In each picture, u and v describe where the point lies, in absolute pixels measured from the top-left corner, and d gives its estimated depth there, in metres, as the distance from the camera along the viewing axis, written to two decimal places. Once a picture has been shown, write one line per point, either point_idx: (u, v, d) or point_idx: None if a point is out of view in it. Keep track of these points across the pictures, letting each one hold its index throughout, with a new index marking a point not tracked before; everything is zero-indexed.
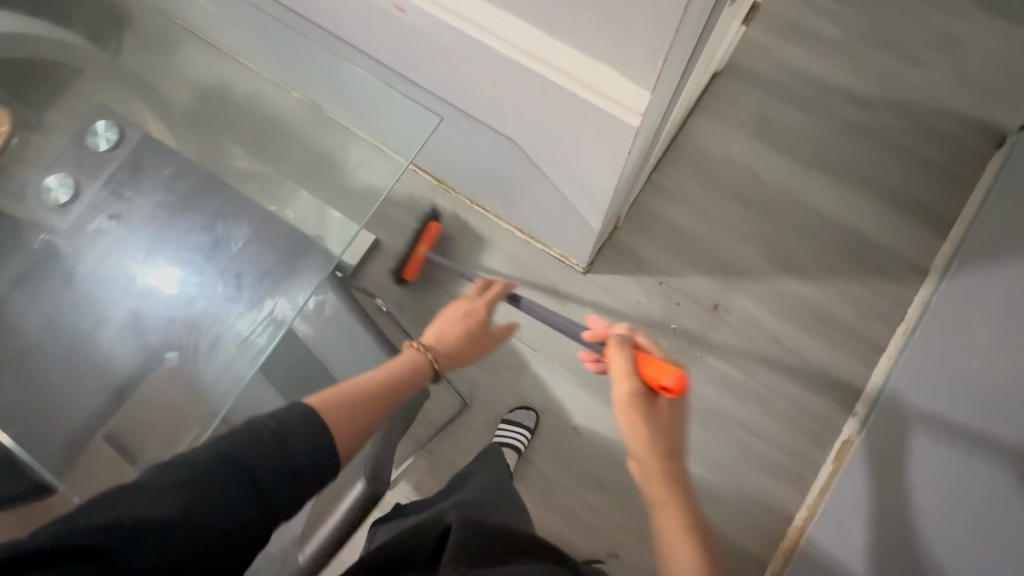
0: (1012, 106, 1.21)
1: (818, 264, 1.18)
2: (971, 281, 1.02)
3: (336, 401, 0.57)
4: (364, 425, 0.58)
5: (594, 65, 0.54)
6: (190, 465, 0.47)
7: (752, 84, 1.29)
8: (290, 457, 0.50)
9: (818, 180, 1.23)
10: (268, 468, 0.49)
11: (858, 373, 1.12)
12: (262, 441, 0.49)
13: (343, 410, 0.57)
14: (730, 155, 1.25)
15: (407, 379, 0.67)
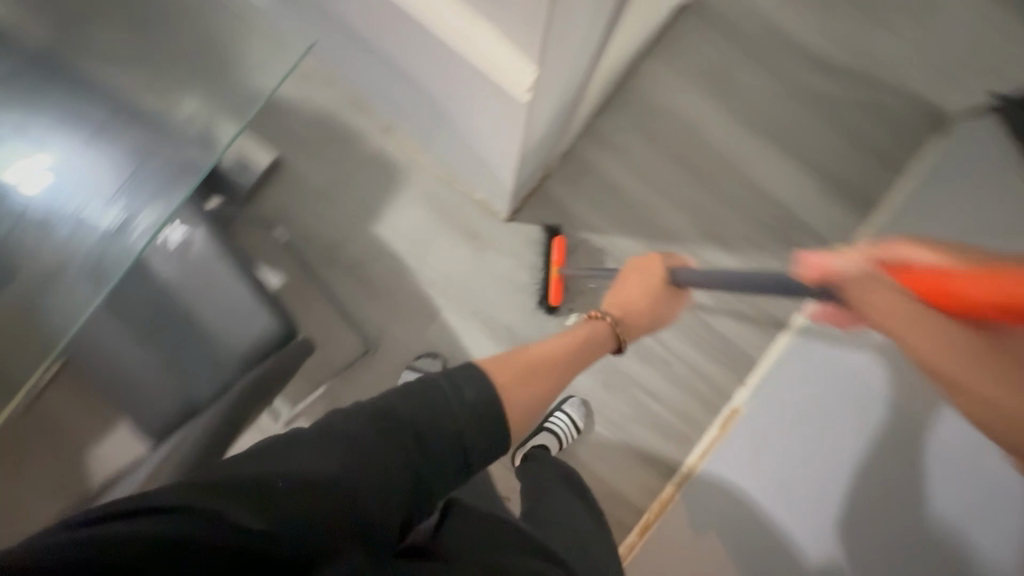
0: (961, 90, 1.18)
1: (742, 236, 1.16)
2: None
3: (525, 369, 0.62)
4: (547, 382, 0.64)
5: (472, 24, 0.56)
6: (357, 426, 0.47)
7: (714, 29, 1.18)
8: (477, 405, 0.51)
9: (760, 146, 1.17)
10: (453, 435, 0.49)
11: (758, 347, 1.16)
12: (441, 401, 0.50)
13: (527, 375, 0.62)
14: (679, 110, 1.17)
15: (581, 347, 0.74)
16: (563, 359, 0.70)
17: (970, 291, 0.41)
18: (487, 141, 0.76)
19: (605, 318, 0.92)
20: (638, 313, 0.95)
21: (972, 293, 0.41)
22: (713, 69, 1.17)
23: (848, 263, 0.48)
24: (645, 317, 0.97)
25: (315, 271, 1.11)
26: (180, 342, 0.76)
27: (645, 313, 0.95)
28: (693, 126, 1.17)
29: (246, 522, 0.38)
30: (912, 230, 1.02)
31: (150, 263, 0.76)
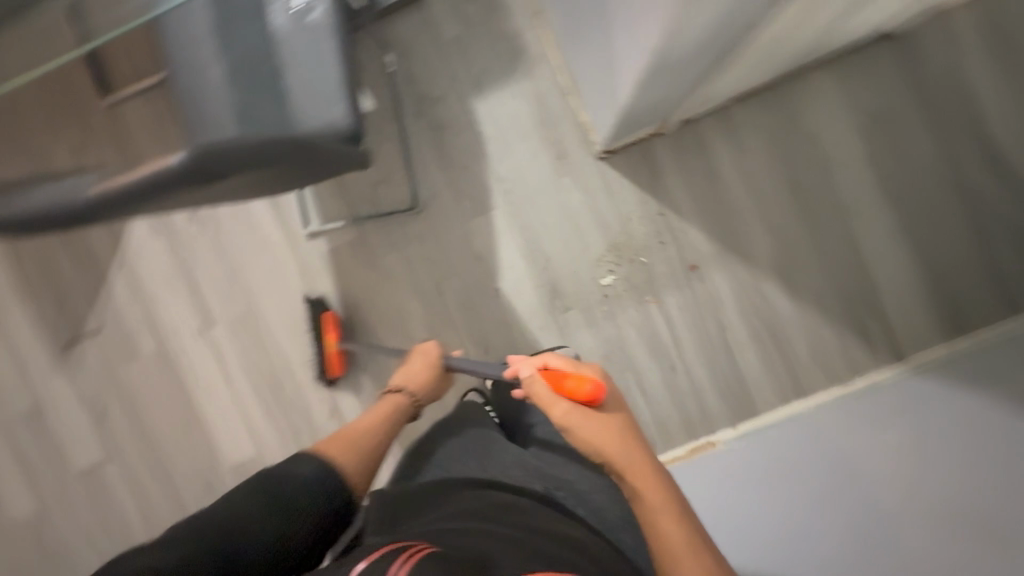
0: None
1: (814, 291, 1.08)
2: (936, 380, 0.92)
3: (357, 437, 0.74)
4: (367, 447, 0.73)
5: None
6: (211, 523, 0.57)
7: (905, 73, 1.06)
8: (308, 477, 0.65)
9: (883, 214, 1.07)
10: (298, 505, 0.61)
11: (767, 401, 1.09)
12: (284, 481, 0.63)
13: (354, 447, 0.72)
14: (822, 137, 1.07)
15: (388, 419, 0.79)
16: (379, 427, 0.77)
17: (576, 384, 0.62)
18: (625, 33, 0.62)
19: (394, 390, 0.83)
20: (430, 387, 0.84)
21: (569, 386, 0.62)
22: (880, 117, 1.07)
23: (525, 368, 0.67)
24: (429, 392, 0.85)
25: (402, 113, 1.10)
26: (258, 92, 0.77)
27: (434, 390, 0.85)
28: (826, 161, 1.07)
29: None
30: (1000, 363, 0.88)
31: (268, 11, 0.77)
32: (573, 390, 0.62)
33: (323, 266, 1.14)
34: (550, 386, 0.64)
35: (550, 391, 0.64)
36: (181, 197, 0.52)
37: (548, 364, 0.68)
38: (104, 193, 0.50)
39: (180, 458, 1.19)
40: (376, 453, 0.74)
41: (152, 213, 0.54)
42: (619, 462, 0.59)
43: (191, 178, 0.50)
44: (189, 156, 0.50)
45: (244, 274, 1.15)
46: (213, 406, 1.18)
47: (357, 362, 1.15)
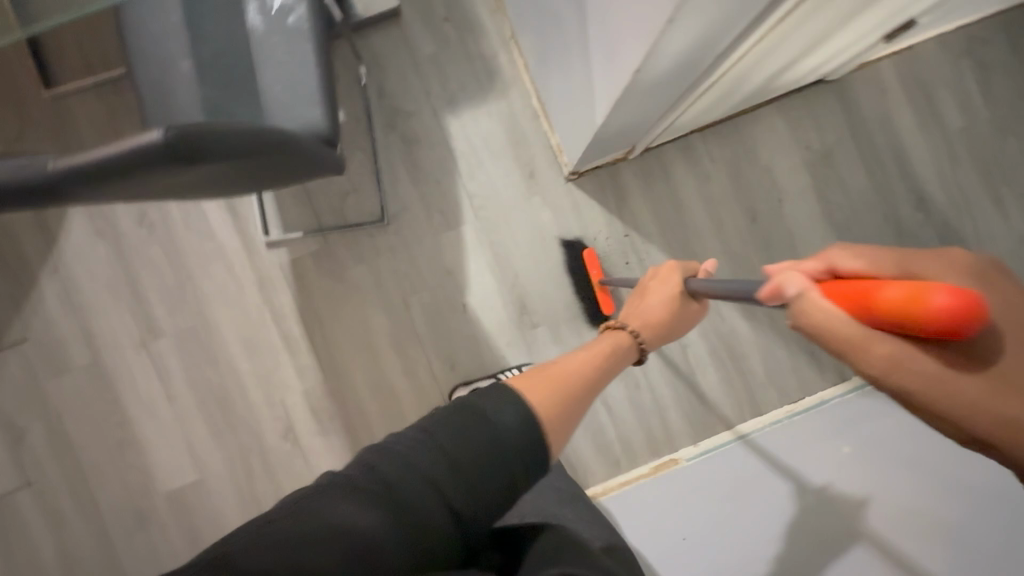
0: None
1: (768, 313, 1.14)
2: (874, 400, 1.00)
3: (564, 373, 0.54)
4: (577, 409, 0.52)
5: None
6: (394, 466, 0.42)
7: (844, 116, 1.16)
8: (507, 430, 0.45)
9: (828, 242, 1.15)
10: (485, 472, 0.43)
11: (726, 419, 1.13)
12: (475, 423, 0.45)
13: (562, 393, 0.51)
14: (773, 169, 1.15)
15: (617, 358, 0.61)
16: (594, 367, 0.58)
17: (897, 294, 0.32)
18: (603, 54, 0.65)
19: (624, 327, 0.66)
20: (665, 322, 0.67)
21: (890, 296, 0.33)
22: (823, 154, 1.16)
23: (793, 284, 0.38)
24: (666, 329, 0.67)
25: (374, 125, 1.10)
26: (228, 90, 0.74)
27: (670, 326, 0.67)
28: (778, 192, 1.15)
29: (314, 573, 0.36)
30: None
31: (244, 9, 0.75)
32: (924, 314, 0.31)
33: (283, 277, 1.10)
34: (838, 306, 0.36)
35: (850, 314, 0.35)
36: (155, 181, 0.50)
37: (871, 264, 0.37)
38: (67, 166, 0.48)
39: (110, 484, 1.08)
40: (583, 410, 0.53)
41: (122, 194, 0.51)
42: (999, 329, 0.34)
43: (164, 159, 0.47)
44: (164, 133, 0.47)
45: (197, 283, 1.09)
46: (154, 425, 1.09)
47: (316, 378, 1.10)
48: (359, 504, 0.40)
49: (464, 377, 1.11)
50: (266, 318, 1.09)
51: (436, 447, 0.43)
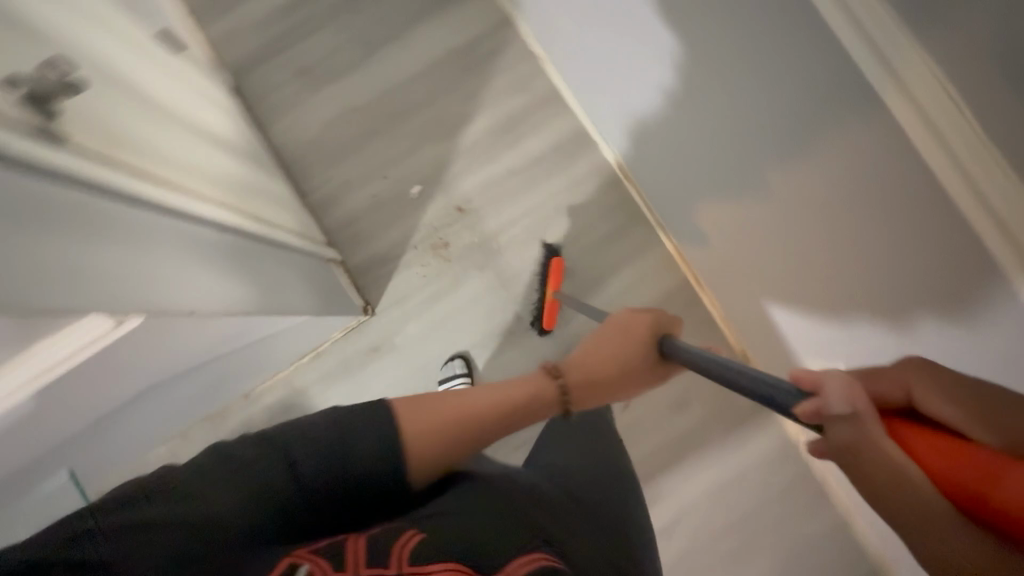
0: None
1: (464, 101, 1.22)
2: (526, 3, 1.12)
3: (444, 423, 0.56)
4: (469, 441, 0.58)
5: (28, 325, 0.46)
6: (291, 439, 0.51)
7: (269, 65, 1.25)
8: (373, 461, 0.52)
9: (388, 59, 1.24)
10: (364, 462, 0.51)
11: (570, 122, 1.21)
12: (370, 433, 0.53)
13: (448, 433, 0.56)
14: (328, 120, 1.23)
15: (535, 399, 0.65)
16: (495, 414, 0.60)
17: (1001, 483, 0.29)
18: (228, 328, 0.73)
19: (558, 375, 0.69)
20: (594, 372, 0.70)
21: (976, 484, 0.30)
22: (304, 75, 1.24)
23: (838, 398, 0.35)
24: (597, 371, 0.70)
25: None
26: None
27: (604, 377, 0.70)
28: (348, 110, 1.23)
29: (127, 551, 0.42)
30: None
31: None
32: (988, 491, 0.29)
33: None
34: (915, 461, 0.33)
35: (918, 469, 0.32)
36: None
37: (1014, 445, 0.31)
38: None
39: None
40: (475, 444, 0.59)
41: None
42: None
43: None
44: None
45: None
46: None
47: None
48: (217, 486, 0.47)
49: None
50: None
51: (316, 454, 0.50)
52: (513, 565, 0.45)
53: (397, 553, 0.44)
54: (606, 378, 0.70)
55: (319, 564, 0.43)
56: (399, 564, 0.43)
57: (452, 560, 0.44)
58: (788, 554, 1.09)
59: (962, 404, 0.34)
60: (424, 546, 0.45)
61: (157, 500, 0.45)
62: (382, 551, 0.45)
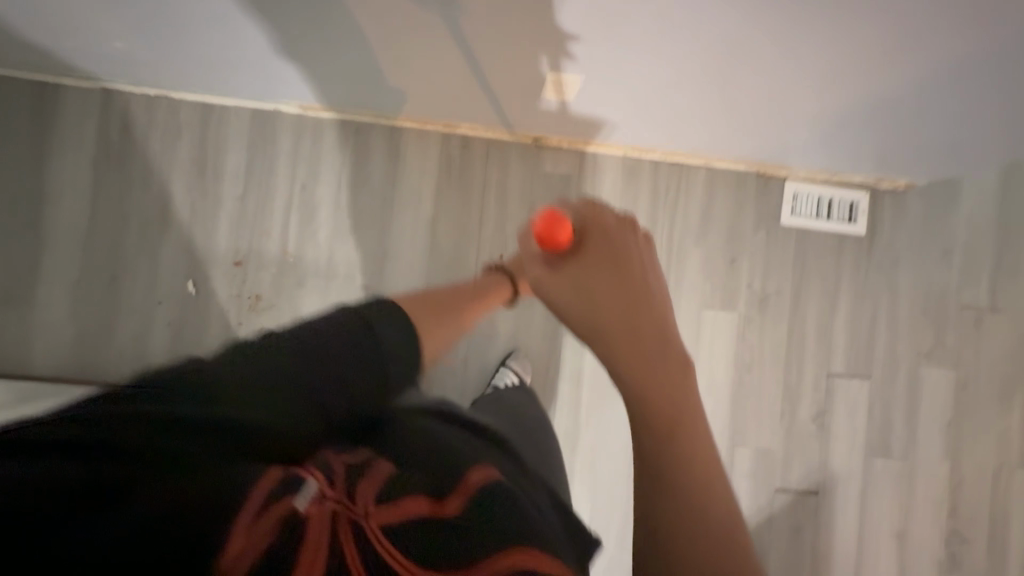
0: None
1: (151, 186, 1.15)
2: (92, 63, 1.04)
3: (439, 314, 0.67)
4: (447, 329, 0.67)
5: None
6: (295, 341, 0.51)
7: None
8: (394, 338, 0.56)
9: (56, 220, 1.14)
10: (350, 390, 0.51)
11: (241, 116, 1.16)
12: (392, 331, 0.57)
13: (434, 317, 0.66)
14: (66, 313, 1.13)
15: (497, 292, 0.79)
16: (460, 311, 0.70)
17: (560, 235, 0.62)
18: None
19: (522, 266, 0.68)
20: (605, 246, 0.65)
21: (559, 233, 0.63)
22: (7, 301, 1.12)
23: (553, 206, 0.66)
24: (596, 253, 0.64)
25: None
26: None
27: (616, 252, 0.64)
28: (76, 287, 1.13)
29: (70, 459, 0.36)
30: (31, 48, 1.00)
31: None
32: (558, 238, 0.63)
33: None
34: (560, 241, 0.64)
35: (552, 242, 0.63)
36: None
37: (596, 219, 0.65)
38: None
39: (770, 336, 1.24)
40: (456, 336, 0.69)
41: None
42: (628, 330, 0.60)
43: None
44: None
45: (620, 463, 1.20)
46: (721, 371, 1.22)
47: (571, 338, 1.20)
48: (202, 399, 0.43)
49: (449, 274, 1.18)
50: (582, 409, 1.20)
51: (335, 357, 0.51)
52: (465, 480, 0.49)
53: (366, 489, 0.44)
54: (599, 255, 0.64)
55: (323, 483, 0.43)
56: (368, 500, 0.42)
57: (424, 493, 0.46)
58: (688, 230, 1.23)
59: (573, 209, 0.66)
60: (391, 483, 0.46)
61: (101, 407, 0.41)
62: (360, 485, 0.44)
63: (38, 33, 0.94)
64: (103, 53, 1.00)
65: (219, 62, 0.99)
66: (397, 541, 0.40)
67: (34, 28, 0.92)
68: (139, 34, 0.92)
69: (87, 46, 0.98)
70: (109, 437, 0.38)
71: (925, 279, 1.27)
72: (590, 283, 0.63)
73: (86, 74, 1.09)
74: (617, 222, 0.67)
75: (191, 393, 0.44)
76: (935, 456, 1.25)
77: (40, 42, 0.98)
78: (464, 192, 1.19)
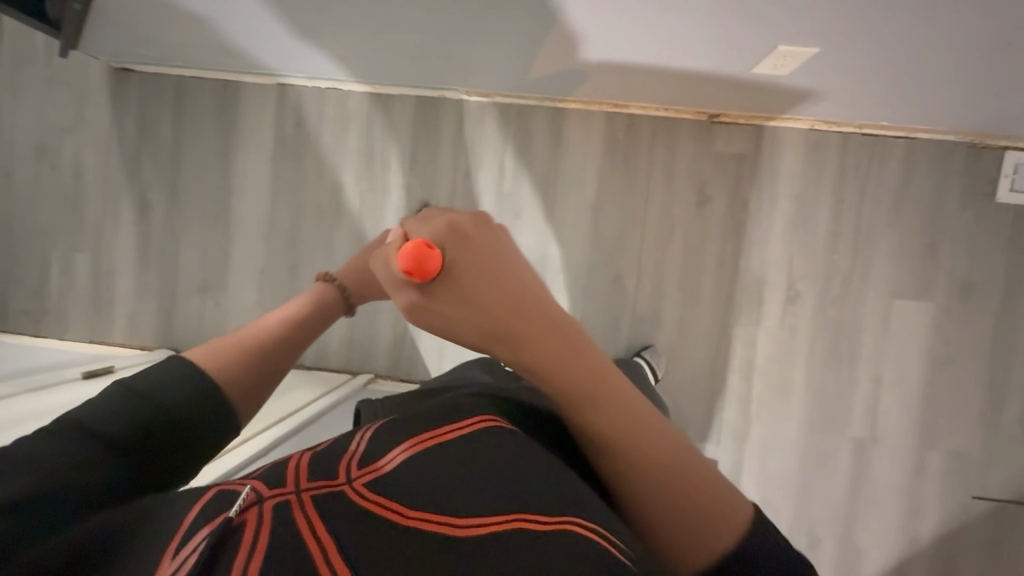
0: (96, 74, 1.22)
1: (324, 177, 1.19)
2: (279, 63, 1.08)
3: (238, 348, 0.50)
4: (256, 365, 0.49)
5: None
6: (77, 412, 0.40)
7: (174, 310, 1.24)
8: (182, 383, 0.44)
9: (241, 211, 1.21)
10: (197, 407, 0.44)
11: (407, 104, 1.16)
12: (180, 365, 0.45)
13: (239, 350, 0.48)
14: (255, 298, 1.22)
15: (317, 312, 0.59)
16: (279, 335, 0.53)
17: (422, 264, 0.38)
18: None
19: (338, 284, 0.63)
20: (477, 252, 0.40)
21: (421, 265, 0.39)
22: (205, 287, 1.23)
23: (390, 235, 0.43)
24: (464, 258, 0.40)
25: None
26: None
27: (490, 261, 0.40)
28: (261, 274, 1.22)
29: (27, 481, 0.33)
30: (229, 50, 1.05)
31: None
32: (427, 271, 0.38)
33: (717, 431, 1.15)
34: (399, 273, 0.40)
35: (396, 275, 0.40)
36: None
37: (452, 228, 0.40)
38: None
39: (974, 327, 1.10)
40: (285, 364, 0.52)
41: None
42: (555, 363, 0.38)
43: None
44: None
45: (792, 458, 1.14)
46: (913, 366, 1.11)
47: (742, 326, 1.13)
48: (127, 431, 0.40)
49: (612, 260, 1.15)
50: (754, 401, 1.14)
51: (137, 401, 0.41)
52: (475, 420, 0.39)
53: (347, 458, 0.37)
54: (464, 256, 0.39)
55: (262, 485, 0.34)
56: (350, 468, 0.36)
57: (408, 436, 0.38)
58: (880, 210, 1.11)
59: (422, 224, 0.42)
60: (374, 441, 0.39)
61: None
62: (327, 462, 0.37)
63: (241, 39, 0.98)
64: (293, 54, 1.03)
65: (395, 57, 0.98)
66: (387, 492, 0.34)
67: (241, 34, 0.96)
68: (323, 37, 0.92)
69: (281, 50, 1.01)
70: (60, 473, 0.34)
71: None
72: (471, 299, 0.39)
73: (268, 71, 1.14)
74: (474, 220, 0.41)
75: (122, 425, 0.39)
76: None
77: (239, 46, 1.02)
78: (628, 175, 1.14)
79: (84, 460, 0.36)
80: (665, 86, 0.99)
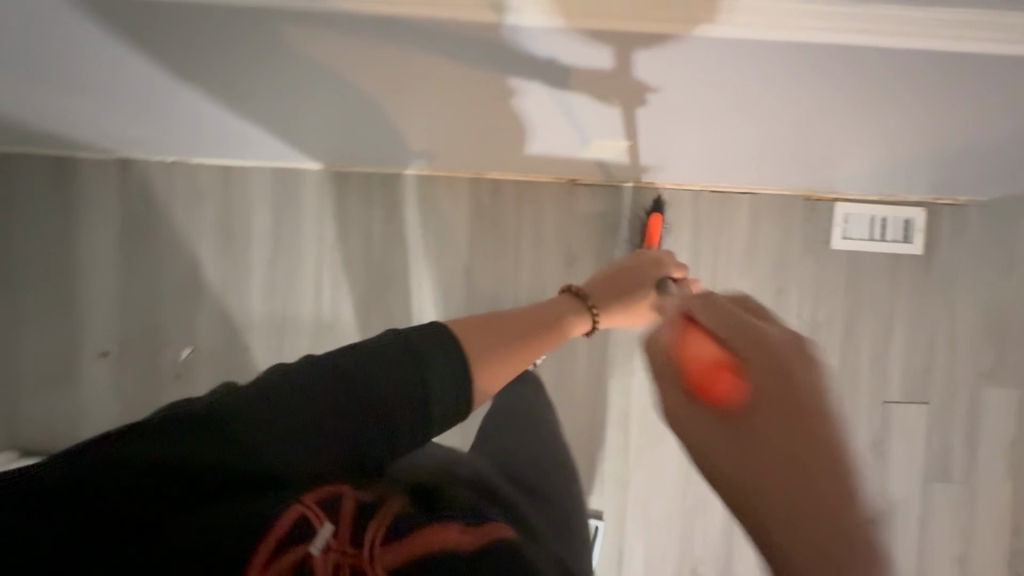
0: None
1: (181, 255, 1.13)
2: (113, 141, 1.01)
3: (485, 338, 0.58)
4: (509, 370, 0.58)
5: None
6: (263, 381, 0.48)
7: (17, 408, 1.13)
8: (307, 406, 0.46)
9: (88, 296, 1.12)
10: (315, 451, 0.46)
11: (265, 176, 1.12)
12: (378, 369, 0.50)
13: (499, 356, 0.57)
14: (109, 389, 1.13)
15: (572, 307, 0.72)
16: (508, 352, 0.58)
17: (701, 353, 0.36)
18: None
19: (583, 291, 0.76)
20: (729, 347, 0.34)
21: (717, 386, 0.33)
22: (53, 379, 1.13)
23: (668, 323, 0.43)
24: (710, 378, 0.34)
25: None
26: None
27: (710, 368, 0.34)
28: (116, 360, 1.13)
29: (162, 453, 0.41)
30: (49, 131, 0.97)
31: None
32: (718, 383, 0.33)
33: (601, 482, 1.18)
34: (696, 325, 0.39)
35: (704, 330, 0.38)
36: None
37: (760, 364, 0.32)
38: None
39: None
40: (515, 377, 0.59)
41: None
42: (783, 512, 0.27)
43: None
44: None
45: (673, 501, 1.19)
46: None
47: (616, 379, 1.17)
48: (183, 450, 0.42)
49: None
50: (633, 450, 1.18)
51: (231, 417, 0.44)
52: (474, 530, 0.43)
53: (375, 532, 0.40)
54: (725, 385, 0.32)
55: (332, 530, 0.40)
56: (374, 546, 0.39)
57: (445, 527, 0.42)
58: (731, 262, 1.18)
59: (728, 317, 0.38)
60: (407, 521, 0.42)
61: (51, 472, 0.40)
62: (361, 526, 0.41)
63: (58, 122, 0.91)
64: (125, 134, 0.97)
65: (236, 134, 0.94)
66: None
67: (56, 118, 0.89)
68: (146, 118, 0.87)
69: (110, 130, 0.95)
70: (233, 422, 0.44)
71: (987, 297, 1.20)
72: (746, 464, 0.29)
73: (105, 149, 1.06)
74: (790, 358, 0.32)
75: (262, 406, 0.45)
76: (997, 477, 1.21)
77: (60, 128, 0.95)
78: (497, 240, 1.15)
79: (296, 410, 0.46)
80: (516, 161, 1.01)
